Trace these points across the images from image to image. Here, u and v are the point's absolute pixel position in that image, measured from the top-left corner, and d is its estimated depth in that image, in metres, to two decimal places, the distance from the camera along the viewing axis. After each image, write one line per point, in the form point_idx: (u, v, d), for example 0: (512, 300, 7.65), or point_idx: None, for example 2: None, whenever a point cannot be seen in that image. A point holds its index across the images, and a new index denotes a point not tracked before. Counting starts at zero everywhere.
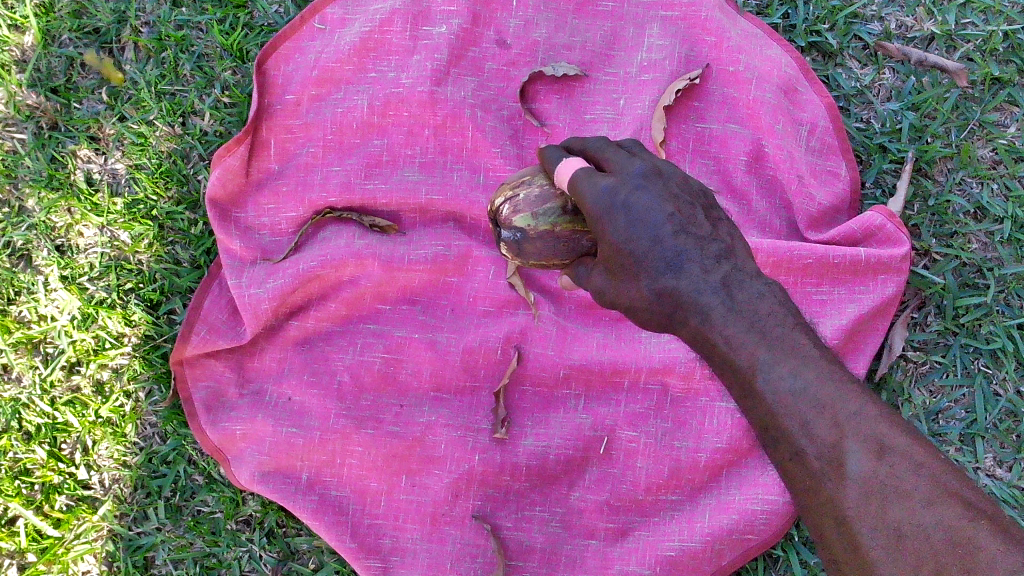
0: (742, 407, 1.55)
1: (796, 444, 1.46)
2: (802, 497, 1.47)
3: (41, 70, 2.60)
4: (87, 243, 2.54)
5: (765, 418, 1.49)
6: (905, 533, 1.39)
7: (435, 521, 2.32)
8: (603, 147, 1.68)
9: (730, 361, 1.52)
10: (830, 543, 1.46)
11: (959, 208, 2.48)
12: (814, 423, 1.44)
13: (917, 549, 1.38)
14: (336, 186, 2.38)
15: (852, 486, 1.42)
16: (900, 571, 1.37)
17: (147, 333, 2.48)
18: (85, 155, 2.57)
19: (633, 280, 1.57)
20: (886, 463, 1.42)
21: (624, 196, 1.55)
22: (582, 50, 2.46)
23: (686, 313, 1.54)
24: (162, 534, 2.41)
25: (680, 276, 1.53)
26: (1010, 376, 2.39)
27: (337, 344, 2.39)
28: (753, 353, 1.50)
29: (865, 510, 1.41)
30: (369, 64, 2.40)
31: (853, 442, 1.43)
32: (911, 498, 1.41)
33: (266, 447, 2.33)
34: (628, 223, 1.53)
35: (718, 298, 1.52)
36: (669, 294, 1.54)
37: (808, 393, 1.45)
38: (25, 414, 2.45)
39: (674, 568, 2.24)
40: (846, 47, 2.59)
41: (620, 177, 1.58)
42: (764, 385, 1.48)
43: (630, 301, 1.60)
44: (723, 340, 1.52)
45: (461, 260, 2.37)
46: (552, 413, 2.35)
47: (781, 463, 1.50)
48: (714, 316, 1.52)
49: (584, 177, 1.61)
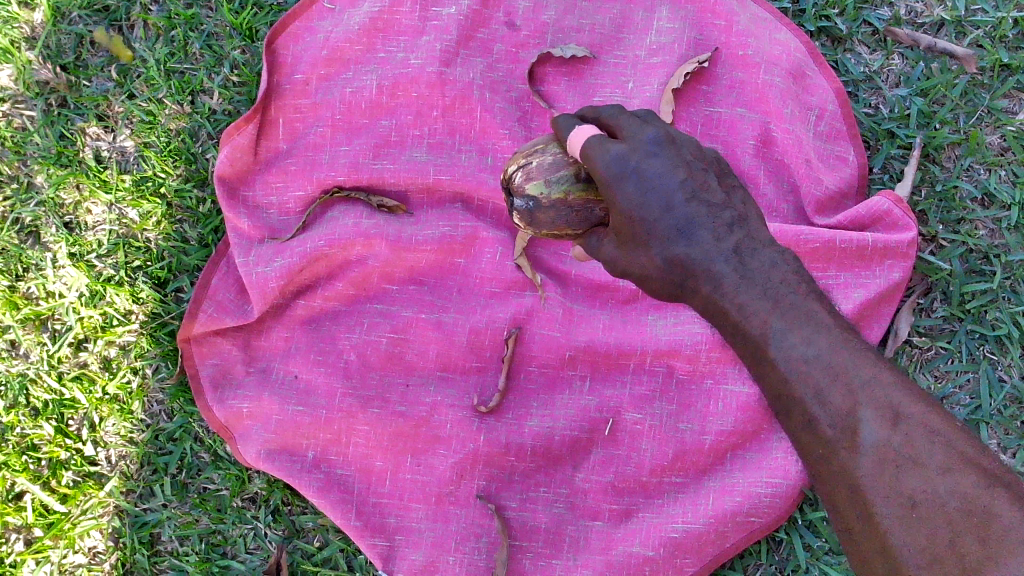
0: (754, 375, 1.58)
1: (810, 413, 1.48)
2: (815, 465, 1.50)
3: (50, 47, 2.60)
4: (96, 220, 2.55)
5: (778, 388, 1.52)
6: (918, 501, 1.41)
7: (439, 500, 2.33)
8: (617, 114, 1.70)
9: (742, 330, 1.56)
10: (844, 511, 1.48)
11: (967, 194, 2.48)
12: (828, 391, 1.47)
13: (930, 517, 1.40)
14: (344, 166, 2.39)
15: (865, 455, 1.44)
16: (914, 539, 1.40)
17: (154, 310, 2.49)
18: (94, 133, 2.58)
19: (644, 248, 1.60)
20: (901, 431, 1.44)
21: (636, 162, 1.57)
22: (592, 32, 2.46)
23: (697, 281, 1.59)
24: (168, 511, 2.42)
25: (692, 243, 1.57)
26: (1015, 362, 2.39)
27: (344, 324, 2.40)
28: (767, 320, 1.53)
29: (878, 478, 1.43)
30: (378, 44, 2.40)
31: (866, 410, 1.45)
32: (926, 467, 1.42)
33: (272, 425, 2.34)
34: (637, 189, 1.57)
35: (730, 265, 1.56)
36: (680, 261, 1.58)
37: (822, 361, 1.48)
38: (33, 390, 2.47)
39: (678, 550, 2.25)
40: (856, 33, 2.58)
41: (633, 143, 1.60)
42: (776, 351, 1.51)
43: (642, 270, 1.63)
44: (736, 307, 1.55)
45: (468, 240, 2.37)
46: (558, 394, 2.35)
47: (794, 432, 1.53)
48: (726, 283, 1.56)
49: (595, 144, 1.62)
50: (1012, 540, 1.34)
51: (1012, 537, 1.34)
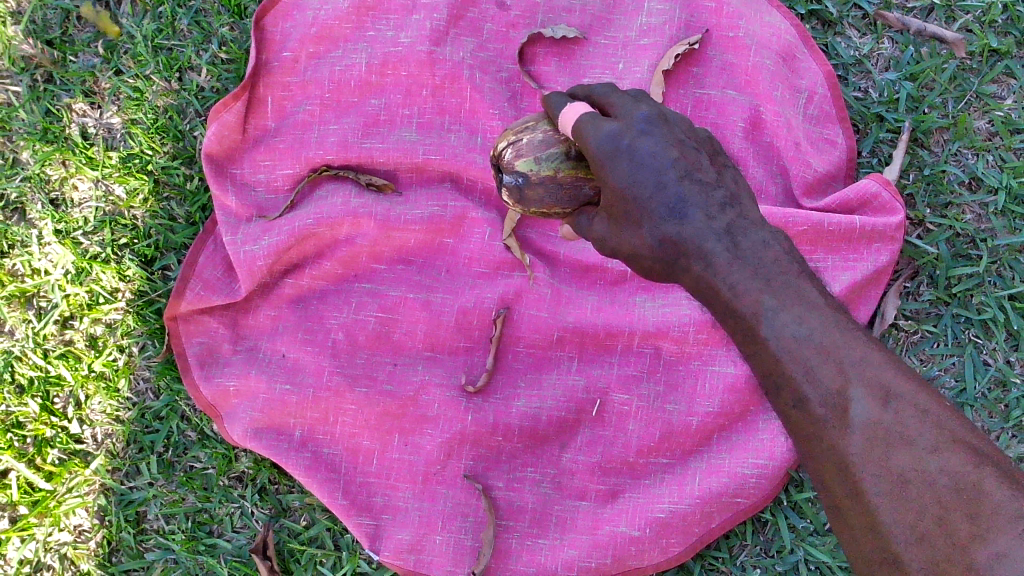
0: (747, 356, 1.58)
1: (800, 391, 1.49)
2: (805, 444, 1.51)
3: (36, 22, 2.58)
4: (82, 197, 2.53)
5: (769, 366, 1.52)
6: (908, 479, 1.43)
7: (426, 480, 2.33)
8: (609, 93, 1.71)
9: (734, 308, 1.56)
10: (832, 489, 1.49)
11: (954, 178, 2.49)
12: (818, 368, 1.48)
13: (920, 494, 1.42)
14: (333, 145, 2.38)
15: (856, 432, 1.45)
16: (904, 516, 1.41)
17: (141, 288, 2.48)
18: (80, 109, 2.56)
19: (636, 226, 1.60)
20: (891, 410, 1.45)
21: (628, 139, 1.58)
22: (582, 13, 2.45)
23: (689, 259, 1.58)
24: (154, 489, 2.42)
25: (684, 222, 1.57)
26: (999, 346, 2.41)
27: (332, 303, 2.39)
28: (758, 300, 1.53)
29: (869, 456, 1.44)
30: (368, 22, 2.39)
31: (857, 389, 1.46)
32: (916, 445, 1.44)
33: (259, 404, 2.33)
34: (630, 165, 1.57)
35: (722, 244, 1.56)
36: (671, 240, 1.58)
37: (814, 340, 1.49)
38: (18, 367, 2.45)
39: (664, 529, 2.26)
40: (845, 16, 2.58)
41: (625, 122, 1.62)
42: (768, 331, 1.52)
43: (633, 248, 1.64)
44: (728, 287, 1.56)
45: (457, 220, 2.36)
46: (546, 374, 2.36)
47: (783, 410, 1.53)
48: (717, 262, 1.56)
49: (588, 122, 1.63)
50: (1000, 517, 1.38)
51: (1001, 515, 1.38)
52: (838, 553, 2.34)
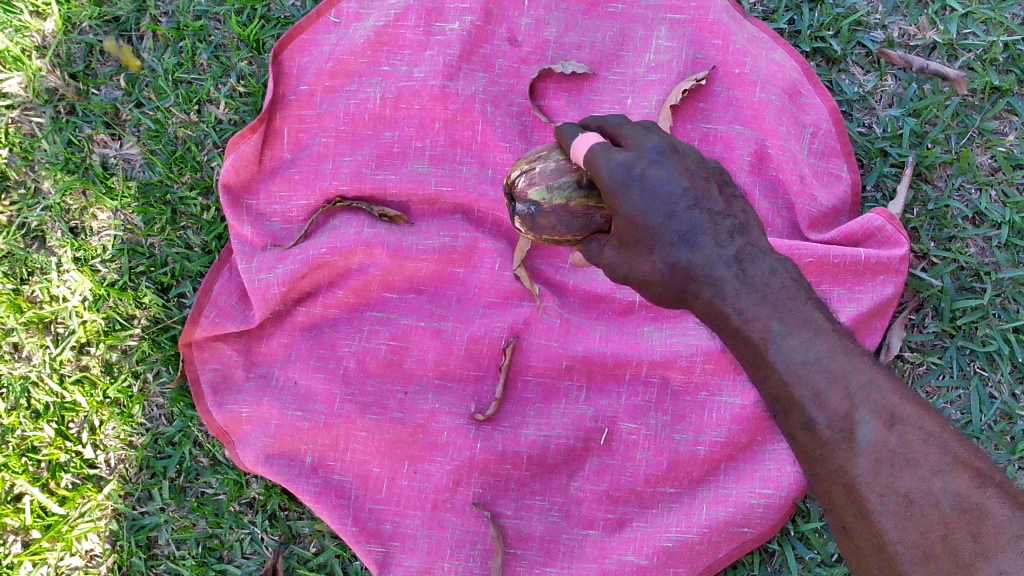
0: (755, 380, 1.61)
1: (808, 415, 1.51)
2: (812, 464, 1.53)
3: (60, 56, 2.65)
4: (101, 225, 2.58)
5: (777, 390, 1.55)
6: (913, 499, 1.45)
7: (435, 507, 2.35)
8: (621, 124, 1.75)
9: (744, 334, 1.59)
10: (840, 510, 1.51)
11: (958, 213, 2.53)
12: (827, 393, 1.50)
13: (925, 514, 1.45)
14: (347, 176, 2.43)
15: (862, 454, 1.48)
16: (909, 536, 1.44)
17: (157, 315, 2.52)
18: (101, 140, 2.62)
19: (647, 253, 1.64)
20: (896, 433, 1.48)
21: (641, 169, 1.62)
22: (591, 50, 2.51)
23: (699, 286, 1.61)
24: (165, 515, 2.44)
25: (694, 249, 1.60)
26: (1005, 378, 2.43)
27: (344, 331, 2.43)
28: (767, 326, 1.56)
29: (875, 477, 1.46)
30: (383, 58, 2.45)
31: (863, 411, 1.49)
32: (920, 467, 1.47)
33: (271, 430, 2.36)
34: (643, 196, 1.60)
35: (731, 271, 1.59)
36: (683, 267, 1.61)
37: (821, 364, 1.52)
38: (34, 392, 2.50)
39: (672, 559, 2.27)
40: (849, 54, 2.64)
41: (636, 152, 1.65)
42: (776, 355, 1.54)
43: (644, 275, 1.67)
44: (737, 313, 1.59)
45: (468, 251, 2.41)
46: (554, 403, 2.38)
47: (791, 432, 1.55)
48: (727, 289, 1.59)
49: (600, 151, 1.66)
50: (1001, 537, 1.41)
51: (1003, 535, 1.41)
52: None
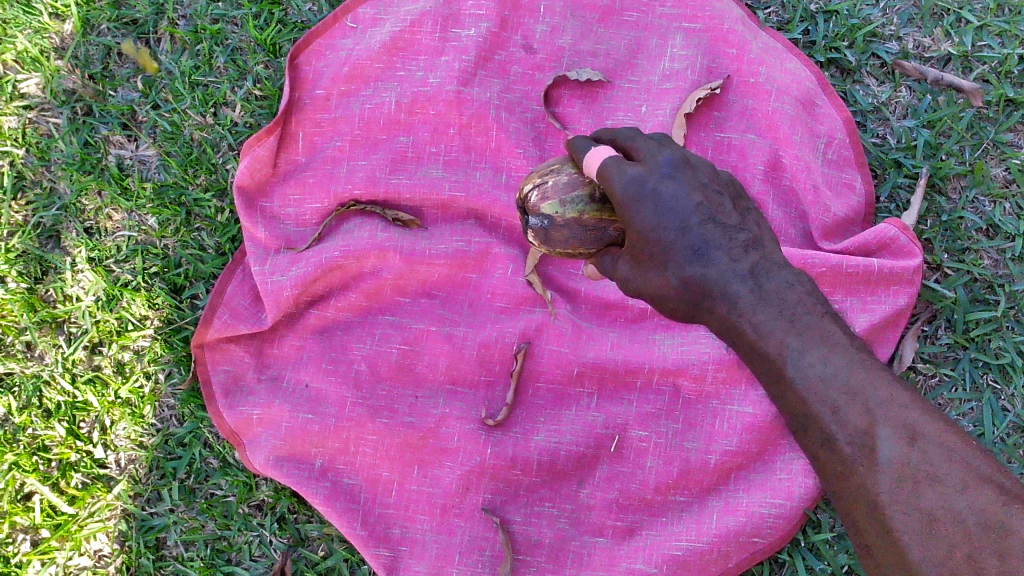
0: (773, 395, 1.61)
1: (827, 431, 1.51)
2: (833, 482, 1.54)
3: (78, 57, 2.67)
4: (115, 226, 2.59)
5: (796, 407, 1.55)
6: (937, 517, 1.45)
7: (444, 512, 2.35)
8: (633, 138, 1.76)
9: (760, 349, 1.58)
10: (862, 527, 1.52)
11: (971, 225, 2.53)
12: (845, 409, 1.50)
13: (948, 532, 1.44)
14: (361, 180, 2.44)
15: (884, 472, 1.47)
16: (933, 554, 1.43)
17: (169, 316, 2.53)
18: (117, 141, 2.63)
19: (661, 268, 1.63)
20: (918, 450, 1.48)
21: (653, 184, 1.62)
22: (607, 58, 2.52)
23: (714, 301, 1.60)
24: (175, 516, 2.44)
25: (708, 264, 1.59)
26: (1018, 392, 2.41)
27: (356, 334, 2.43)
28: (783, 341, 1.55)
29: (897, 494, 1.46)
30: (398, 63, 2.46)
31: (884, 428, 1.49)
32: (944, 484, 1.46)
33: (282, 432, 2.36)
34: (656, 210, 1.60)
35: (747, 286, 1.58)
36: (696, 282, 1.60)
37: (840, 379, 1.51)
38: (46, 391, 2.50)
39: (681, 567, 2.26)
40: (864, 65, 2.64)
41: (649, 164, 1.66)
42: (794, 371, 1.54)
43: (658, 289, 1.66)
44: (753, 329, 1.57)
45: (481, 255, 2.41)
46: (565, 410, 2.38)
47: (812, 450, 1.56)
48: (742, 304, 1.58)
49: (612, 166, 1.67)
50: None
51: None
52: None
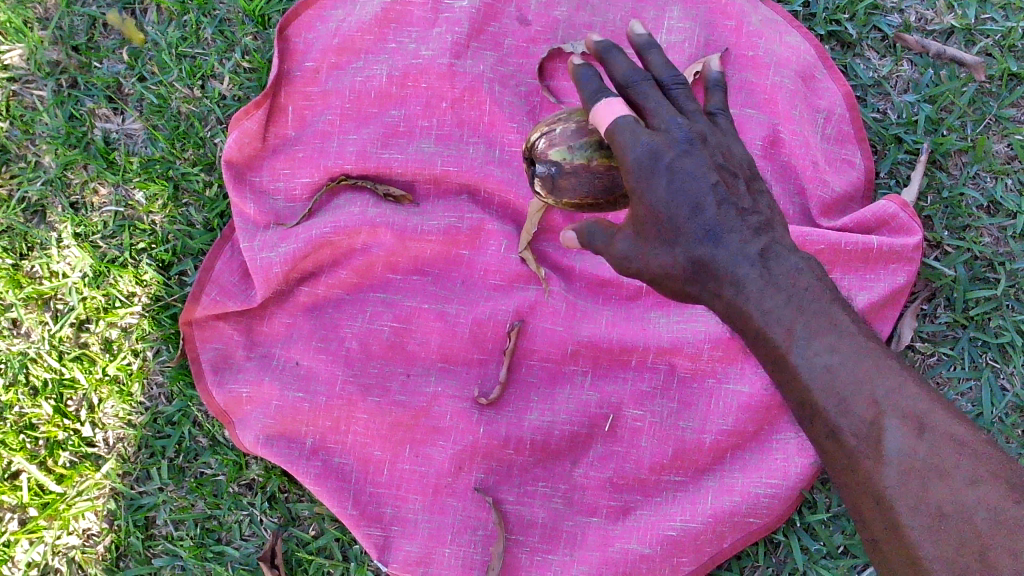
0: (775, 380, 1.61)
1: (831, 422, 1.52)
2: (841, 475, 1.55)
3: (63, 28, 2.61)
4: (102, 201, 2.55)
5: (800, 395, 1.55)
6: (946, 512, 1.46)
7: (436, 491, 2.32)
8: (646, 95, 1.64)
9: (765, 334, 1.57)
10: (870, 521, 1.53)
11: (972, 202, 2.49)
12: (851, 400, 1.51)
13: (958, 528, 1.45)
14: (352, 154, 2.39)
15: (891, 464, 1.49)
16: (942, 550, 1.44)
17: (157, 293, 2.49)
18: (103, 114, 2.58)
19: (668, 246, 1.59)
20: (926, 443, 1.49)
21: (668, 160, 1.55)
22: (603, 29, 2.46)
23: (720, 285, 1.59)
24: (164, 495, 2.41)
25: (718, 246, 1.57)
26: (1017, 371, 2.39)
27: (347, 312, 2.39)
28: (790, 329, 1.55)
29: (904, 489, 1.48)
30: (390, 34, 2.41)
31: (891, 420, 1.50)
32: (953, 478, 1.48)
33: (272, 411, 2.33)
34: (668, 186, 1.55)
35: (755, 269, 1.57)
36: (704, 263, 1.58)
37: (846, 369, 1.52)
38: (33, 368, 2.47)
39: (676, 548, 2.24)
40: (865, 38, 2.59)
41: (662, 135, 1.58)
42: (799, 359, 1.54)
43: (660, 269, 1.62)
44: (760, 313, 1.57)
45: (473, 232, 2.37)
46: (559, 389, 2.34)
47: (817, 439, 1.57)
48: (750, 290, 1.57)
49: (626, 130, 1.57)
50: None
51: None
52: None
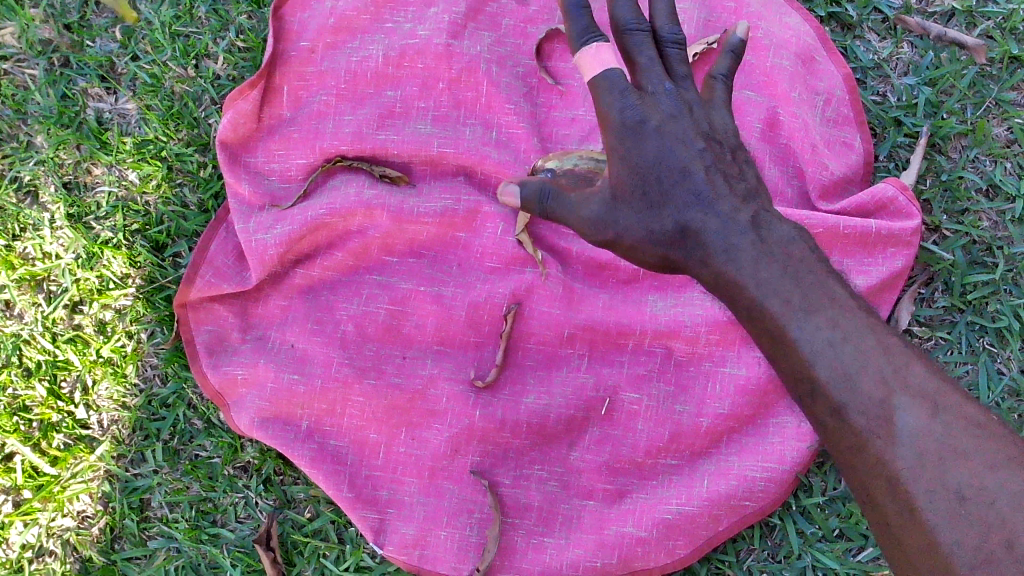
0: (772, 360, 1.63)
1: (836, 401, 1.52)
2: (849, 460, 1.54)
3: (55, 6, 2.59)
4: (95, 182, 2.53)
5: (802, 373, 1.55)
6: (965, 496, 1.45)
7: (433, 474, 2.32)
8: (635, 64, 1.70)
9: (761, 308, 1.61)
10: (883, 508, 1.51)
11: (971, 184, 2.48)
12: (858, 377, 1.52)
13: (979, 512, 1.44)
14: (348, 135, 2.36)
15: (905, 446, 1.48)
16: (964, 535, 1.43)
17: (151, 275, 2.47)
18: (96, 94, 2.56)
19: (657, 213, 1.66)
20: (941, 425, 1.49)
21: (656, 124, 1.64)
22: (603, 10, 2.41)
23: (709, 253, 1.65)
24: (159, 477, 2.41)
25: (708, 214, 1.65)
26: (1014, 355, 2.38)
27: (342, 294, 2.38)
28: (788, 302, 1.58)
29: (921, 471, 1.47)
30: (386, 14, 2.41)
31: (902, 400, 1.50)
32: (970, 461, 1.47)
33: (267, 393, 2.32)
34: (656, 147, 1.64)
35: (749, 238, 1.64)
36: (695, 231, 1.65)
37: (850, 347, 1.53)
38: (26, 350, 2.45)
39: (671, 531, 2.25)
40: (865, 20, 2.57)
41: (650, 101, 1.66)
42: (799, 333, 1.56)
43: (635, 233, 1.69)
44: (755, 285, 1.61)
45: (470, 213, 2.34)
46: (555, 371, 2.33)
47: (819, 422, 1.57)
48: (744, 259, 1.63)
49: (613, 90, 1.65)
50: None
51: None
52: (844, 562, 2.32)
